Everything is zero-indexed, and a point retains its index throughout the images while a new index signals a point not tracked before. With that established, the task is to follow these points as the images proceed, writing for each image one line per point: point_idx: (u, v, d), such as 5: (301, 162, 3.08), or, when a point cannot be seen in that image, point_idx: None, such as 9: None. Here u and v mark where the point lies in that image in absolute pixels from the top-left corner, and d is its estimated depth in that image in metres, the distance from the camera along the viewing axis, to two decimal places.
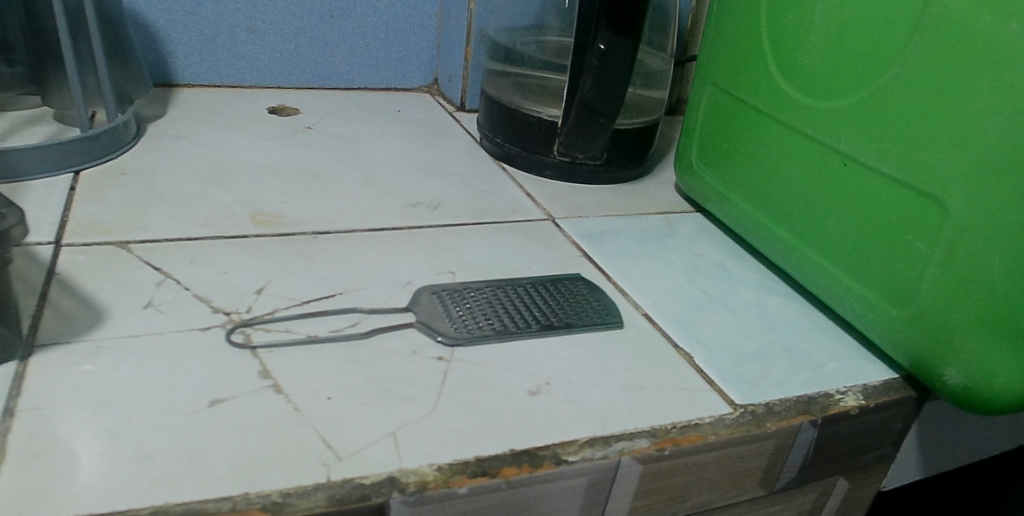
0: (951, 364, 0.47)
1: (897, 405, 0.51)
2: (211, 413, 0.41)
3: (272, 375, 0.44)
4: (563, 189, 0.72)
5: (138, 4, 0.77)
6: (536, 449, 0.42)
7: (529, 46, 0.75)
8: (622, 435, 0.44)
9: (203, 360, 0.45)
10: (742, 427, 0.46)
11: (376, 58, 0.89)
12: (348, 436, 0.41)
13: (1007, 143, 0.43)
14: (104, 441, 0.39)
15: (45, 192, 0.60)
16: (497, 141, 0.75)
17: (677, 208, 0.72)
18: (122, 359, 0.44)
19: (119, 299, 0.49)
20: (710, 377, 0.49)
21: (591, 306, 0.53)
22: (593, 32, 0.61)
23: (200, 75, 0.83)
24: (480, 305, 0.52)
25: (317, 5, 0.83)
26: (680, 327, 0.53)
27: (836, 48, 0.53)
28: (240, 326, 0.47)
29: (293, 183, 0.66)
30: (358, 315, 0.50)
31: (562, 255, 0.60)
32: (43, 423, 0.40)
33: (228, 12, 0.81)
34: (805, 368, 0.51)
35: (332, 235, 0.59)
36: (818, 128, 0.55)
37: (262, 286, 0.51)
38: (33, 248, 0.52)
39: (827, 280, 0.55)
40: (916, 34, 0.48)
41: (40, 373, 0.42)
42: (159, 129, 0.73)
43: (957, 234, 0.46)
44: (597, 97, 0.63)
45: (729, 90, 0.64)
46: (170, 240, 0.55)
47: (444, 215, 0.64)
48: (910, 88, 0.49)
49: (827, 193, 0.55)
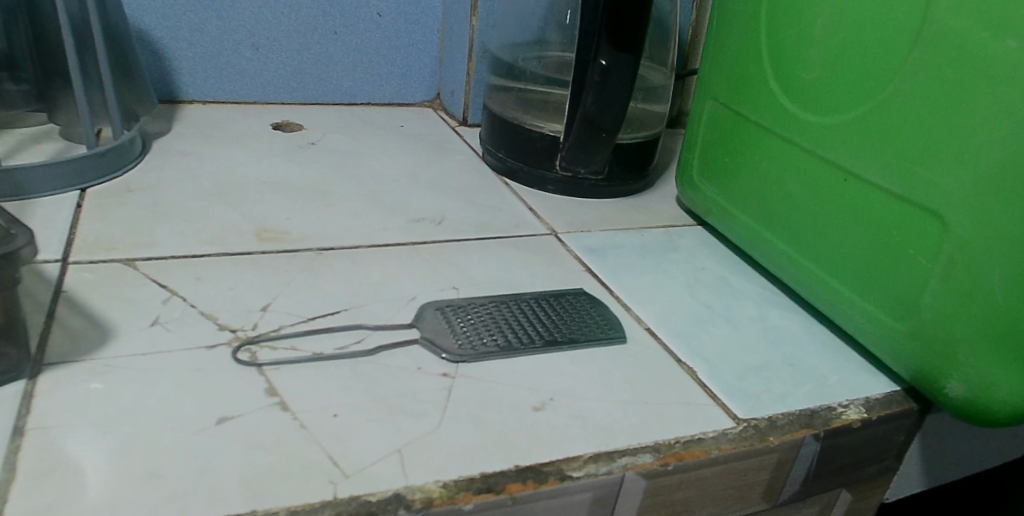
0: (953, 377, 0.48)
1: (900, 417, 0.51)
2: (218, 431, 0.42)
3: (279, 392, 0.44)
4: (565, 203, 0.73)
5: (144, 21, 0.78)
6: (542, 465, 0.42)
7: (530, 62, 0.75)
8: (625, 450, 0.44)
9: (209, 378, 0.45)
10: (745, 441, 0.46)
11: (379, 74, 0.89)
12: (355, 453, 0.41)
13: (1006, 158, 0.44)
14: (114, 459, 0.40)
15: (52, 209, 0.60)
16: (500, 156, 0.75)
17: (678, 221, 0.72)
18: (130, 377, 0.44)
19: (126, 317, 0.49)
20: (712, 392, 0.49)
21: (594, 321, 0.54)
22: (594, 49, 0.61)
23: (205, 91, 0.84)
24: (483, 321, 0.52)
25: (320, 21, 0.84)
26: (682, 341, 0.54)
27: (836, 64, 0.54)
28: (246, 344, 0.48)
29: (297, 199, 0.67)
30: (363, 332, 0.50)
31: (565, 269, 0.61)
32: (53, 441, 0.40)
33: (232, 29, 0.82)
34: (808, 381, 0.51)
35: (337, 252, 0.59)
36: (818, 143, 0.56)
37: (268, 303, 0.52)
38: (40, 266, 0.53)
39: (828, 294, 0.56)
40: (915, 51, 0.48)
41: (49, 392, 0.43)
42: (164, 146, 0.73)
43: (958, 249, 0.47)
44: (598, 112, 0.64)
45: (730, 105, 0.65)
46: (176, 257, 0.56)
47: (447, 230, 0.65)
48: (910, 104, 0.49)
49: (828, 207, 0.56)
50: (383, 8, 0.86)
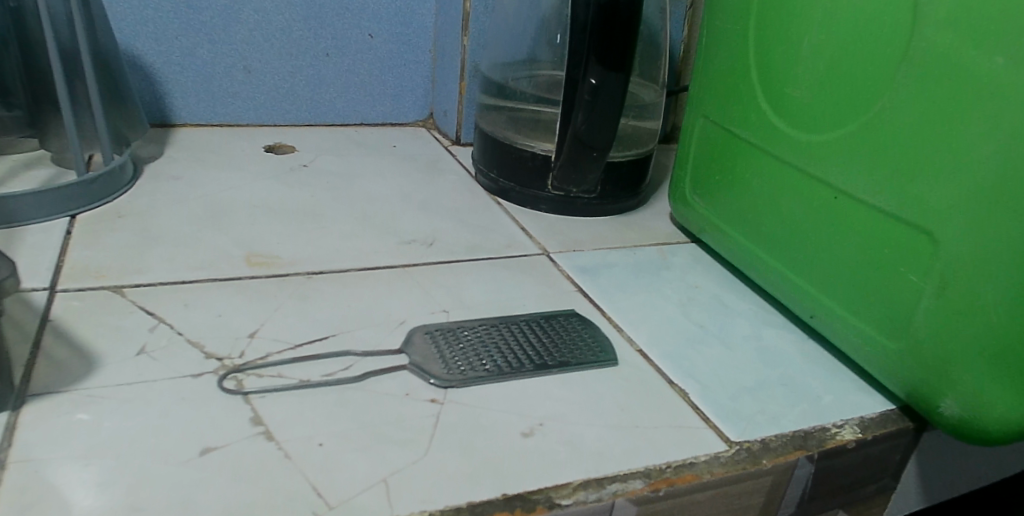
0: (948, 396, 0.47)
1: (895, 436, 0.50)
2: (202, 462, 0.41)
3: (264, 421, 0.44)
4: (558, 222, 0.72)
5: (136, 46, 0.78)
6: (530, 493, 0.42)
7: (521, 82, 0.75)
8: (616, 476, 0.43)
9: (195, 408, 0.45)
10: (738, 465, 0.45)
11: (372, 95, 0.89)
12: (340, 483, 0.41)
13: (998, 174, 0.43)
14: (95, 492, 0.39)
15: (41, 236, 0.60)
16: (492, 176, 0.75)
17: (671, 239, 0.72)
18: (115, 408, 0.44)
19: (112, 346, 0.49)
20: (706, 414, 0.49)
21: (586, 343, 0.53)
22: (583, 68, 0.61)
23: (198, 114, 0.84)
24: (473, 345, 0.52)
25: (312, 43, 0.84)
26: (674, 363, 0.53)
27: (827, 81, 0.53)
28: (233, 372, 0.47)
29: (289, 223, 0.66)
30: (351, 358, 0.50)
31: (556, 290, 0.60)
32: (34, 474, 0.40)
33: (225, 53, 0.82)
34: (802, 401, 0.51)
35: (327, 275, 0.59)
36: (809, 160, 0.55)
37: (256, 329, 0.51)
38: (28, 295, 0.52)
39: (822, 312, 0.55)
40: (903, 68, 0.48)
41: (31, 424, 0.42)
42: (155, 170, 0.73)
43: (950, 266, 0.46)
44: (589, 131, 0.63)
45: (721, 122, 0.65)
46: (165, 283, 0.56)
47: (439, 252, 0.64)
48: (900, 121, 0.49)
49: (820, 225, 0.55)
50: (375, 29, 0.86)
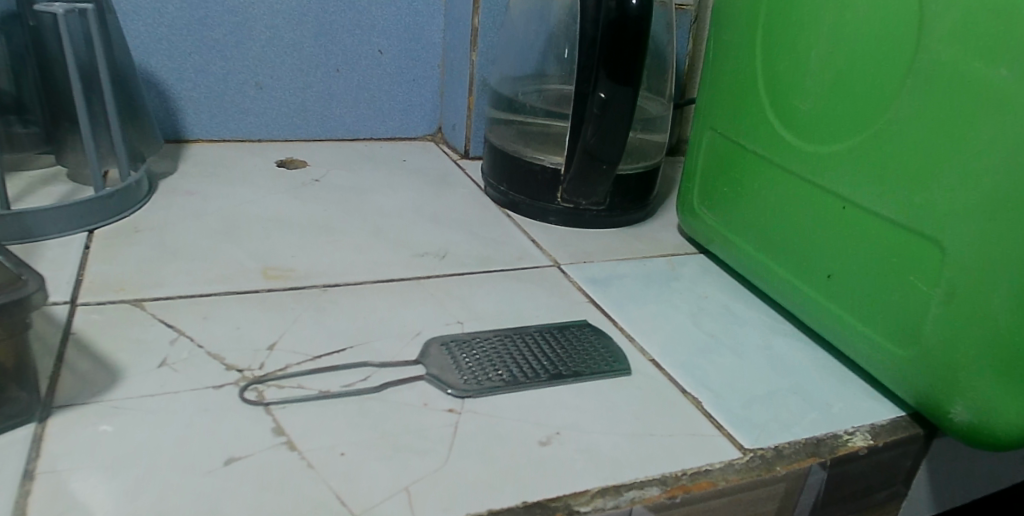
0: (958, 402, 0.48)
1: (906, 443, 0.51)
2: (227, 472, 0.42)
3: (286, 431, 0.45)
4: (567, 234, 0.73)
5: (150, 63, 0.80)
6: (548, 501, 0.42)
7: (529, 96, 0.76)
8: (633, 484, 0.44)
9: (217, 419, 0.45)
10: (753, 471, 0.46)
11: (382, 109, 0.91)
12: (363, 491, 0.42)
13: (1005, 183, 0.44)
14: (122, 502, 0.40)
15: (60, 251, 0.61)
16: (502, 189, 0.76)
17: (680, 250, 0.73)
18: (140, 419, 0.45)
19: (134, 358, 0.49)
20: (719, 422, 0.49)
21: (599, 353, 0.54)
22: (593, 82, 0.62)
23: (210, 130, 0.85)
24: (488, 355, 0.53)
25: (323, 60, 0.86)
26: (687, 372, 0.54)
27: (833, 93, 0.54)
28: (254, 383, 0.48)
29: (302, 237, 0.67)
30: (369, 369, 0.50)
31: (569, 301, 0.61)
32: (62, 484, 0.40)
33: (237, 69, 0.83)
34: (814, 409, 0.52)
35: (342, 288, 0.60)
36: (816, 171, 0.56)
37: (274, 342, 0.52)
38: (50, 309, 0.53)
39: (833, 321, 0.56)
40: (908, 80, 0.49)
41: (57, 436, 0.43)
42: (170, 186, 0.74)
43: (958, 274, 0.47)
44: (599, 144, 0.64)
45: (728, 134, 0.65)
46: (183, 297, 0.56)
47: (452, 264, 0.65)
48: (906, 133, 0.50)
49: (828, 235, 0.56)
50: (385, 45, 0.87)
